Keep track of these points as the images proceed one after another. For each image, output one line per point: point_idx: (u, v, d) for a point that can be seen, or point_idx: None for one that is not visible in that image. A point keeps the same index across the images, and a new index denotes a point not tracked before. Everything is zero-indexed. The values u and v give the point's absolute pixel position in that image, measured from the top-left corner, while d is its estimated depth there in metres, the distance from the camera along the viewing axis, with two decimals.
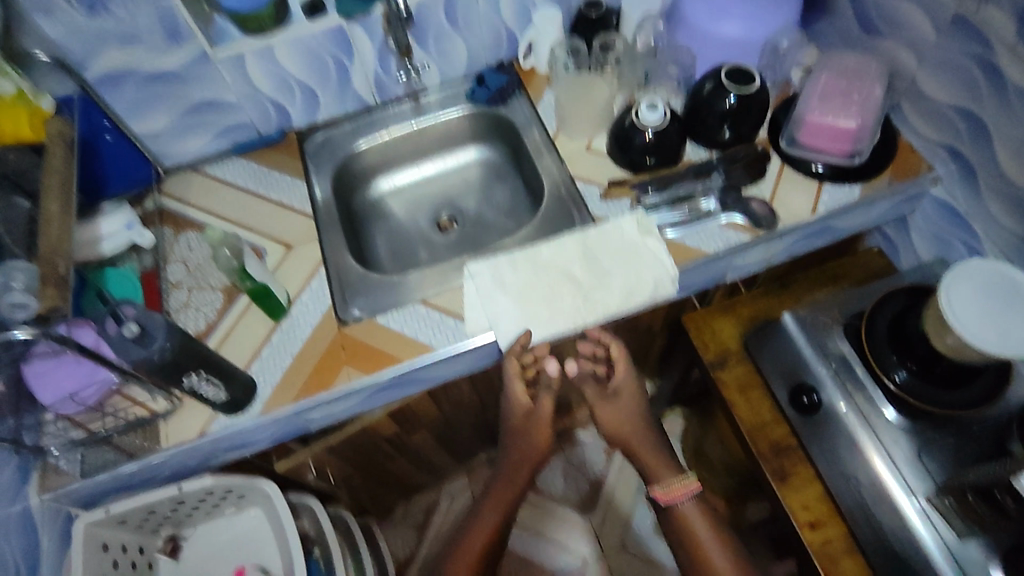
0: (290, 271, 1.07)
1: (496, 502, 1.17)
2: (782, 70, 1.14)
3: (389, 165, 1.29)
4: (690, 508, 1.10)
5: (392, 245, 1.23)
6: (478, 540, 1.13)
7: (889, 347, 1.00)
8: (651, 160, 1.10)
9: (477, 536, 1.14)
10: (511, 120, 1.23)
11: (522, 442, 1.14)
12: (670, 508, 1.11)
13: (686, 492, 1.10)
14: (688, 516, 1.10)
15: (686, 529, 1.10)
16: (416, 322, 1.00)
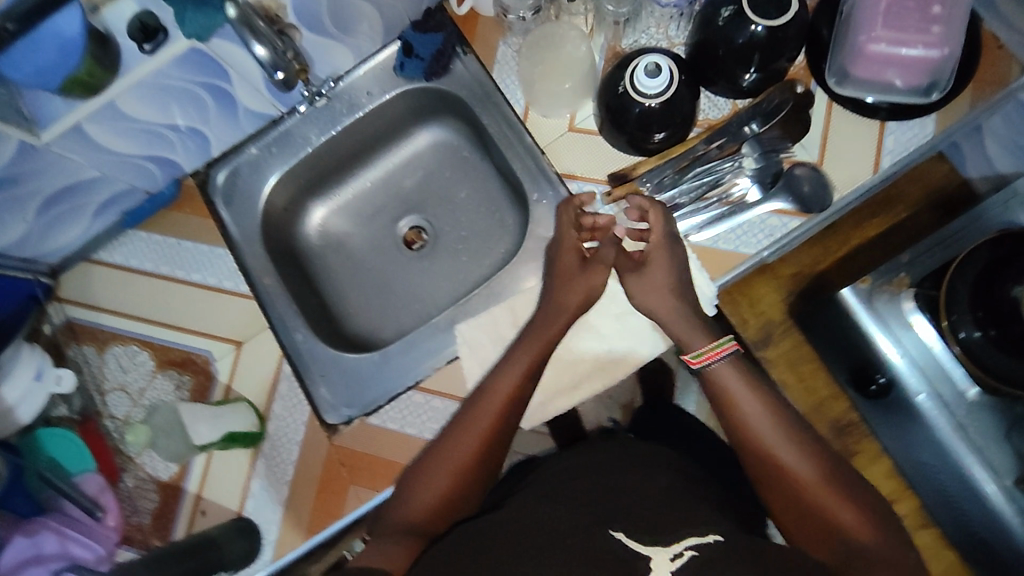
0: (250, 377, 0.89)
1: (524, 358, 0.76)
2: None
3: (323, 180, 1.02)
4: (735, 372, 0.71)
5: (359, 285, 1.01)
6: (497, 411, 0.72)
7: (976, 322, 0.83)
8: (661, 135, 0.82)
9: (485, 430, 0.71)
10: (461, 95, 0.93)
11: (552, 308, 0.79)
12: (706, 377, 0.73)
13: (726, 357, 0.72)
14: (728, 380, 0.71)
15: (732, 409, 0.70)
16: (419, 416, 0.83)
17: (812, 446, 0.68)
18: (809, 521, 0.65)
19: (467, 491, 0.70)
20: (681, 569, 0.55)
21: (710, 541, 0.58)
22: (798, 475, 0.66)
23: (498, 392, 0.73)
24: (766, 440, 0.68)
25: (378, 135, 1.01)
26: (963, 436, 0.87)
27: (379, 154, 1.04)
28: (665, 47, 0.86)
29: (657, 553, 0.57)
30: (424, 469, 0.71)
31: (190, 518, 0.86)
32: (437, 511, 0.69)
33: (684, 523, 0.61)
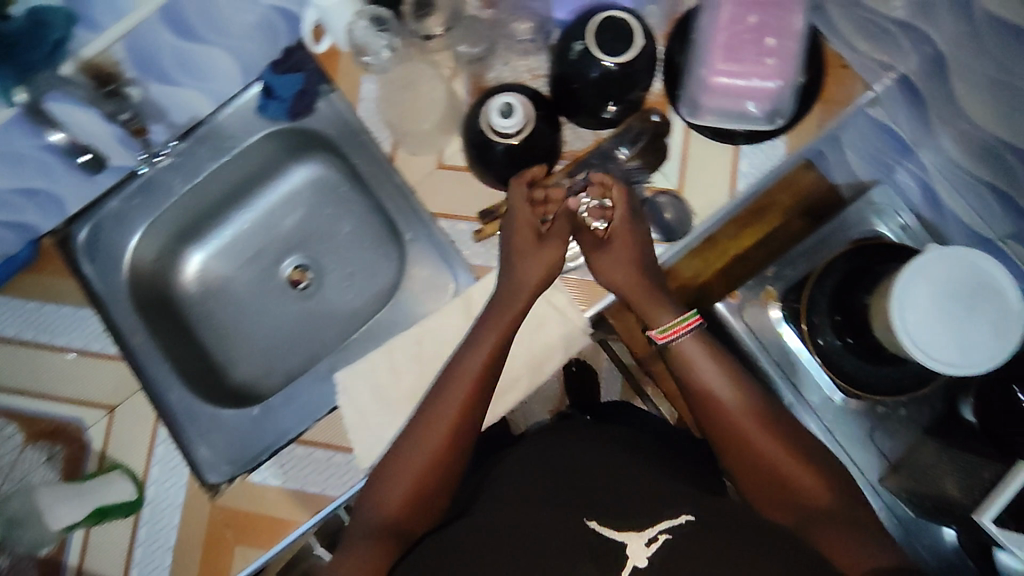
0: (126, 443, 0.86)
1: (489, 338, 0.75)
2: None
3: (198, 226, 0.98)
4: (701, 346, 0.74)
5: (244, 332, 0.99)
6: (462, 399, 0.72)
7: (836, 330, 0.87)
8: (527, 170, 0.83)
9: (454, 413, 0.71)
10: (329, 134, 0.91)
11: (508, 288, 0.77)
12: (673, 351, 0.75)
13: (690, 330, 0.74)
14: (694, 353, 0.74)
15: (696, 385, 0.73)
16: (301, 470, 0.82)
17: (774, 417, 0.71)
18: (766, 488, 0.69)
19: (437, 482, 0.70)
20: (656, 553, 0.59)
21: (681, 522, 0.62)
22: (758, 447, 0.69)
23: (463, 377, 0.73)
24: (728, 414, 0.71)
25: (252, 174, 0.98)
26: (828, 436, 0.91)
27: (257, 193, 1.00)
28: (526, 78, 0.85)
29: (632, 539, 0.61)
30: (393, 465, 0.70)
31: None
32: (410, 505, 0.69)
33: (656, 506, 0.64)
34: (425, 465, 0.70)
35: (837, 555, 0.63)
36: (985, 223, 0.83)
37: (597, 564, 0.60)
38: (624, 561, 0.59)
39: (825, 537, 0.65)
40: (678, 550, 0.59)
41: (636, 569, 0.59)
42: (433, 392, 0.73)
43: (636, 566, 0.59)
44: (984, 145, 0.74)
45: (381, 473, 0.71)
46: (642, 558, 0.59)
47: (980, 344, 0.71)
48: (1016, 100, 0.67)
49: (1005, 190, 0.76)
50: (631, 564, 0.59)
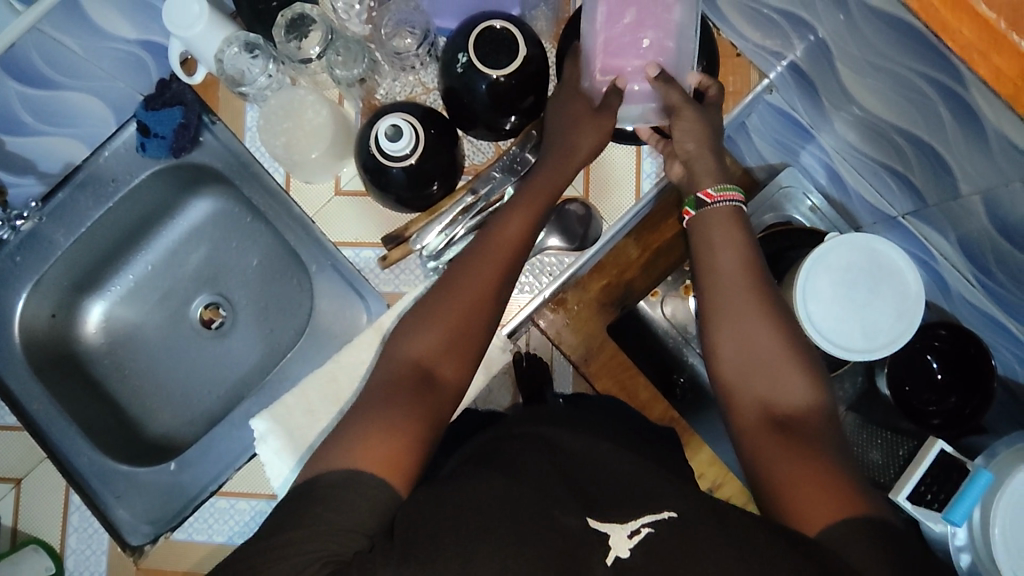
0: (37, 517, 0.83)
1: (525, 211, 0.72)
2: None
3: (94, 276, 0.93)
4: (734, 222, 0.69)
5: (161, 381, 0.95)
6: (490, 275, 0.67)
7: None
8: (436, 185, 0.78)
9: (495, 268, 0.68)
10: (220, 168, 0.86)
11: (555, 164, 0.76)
12: (697, 223, 0.70)
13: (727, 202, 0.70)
14: (722, 228, 0.69)
15: (713, 259, 0.68)
16: (225, 522, 0.82)
17: (774, 316, 0.65)
18: (752, 389, 0.63)
19: (469, 347, 0.65)
20: (641, 546, 0.48)
21: (664, 517, 0.50)
22: (755, 330, 0.64)
23: (498, 242, 0.69)
24: (733, 288, 0.66)
25: (145, 215, 0.92)
26: None
27: (155, 232, 0.95)
28: (419, 92, 0.83)
29: (614, 531, 0.50)
30: (431, 308, 0.66)
31: None
32: (444, 349, 0.64)
33: (643, 499, 0.54)
34: (451, 322, 0.65)
35: (813, 506, 0.53)
36: (885, 200, 0.84)
37: (586, 550, 0.48)
38: (603, 553, 0.48)
39: (800, 484, 0.55)
40: (666, 539, 0.48)
41: (619, 559, 0.48)
42: (461, 259, 0.69)
43: (618, 558, 0.48)
44: (874, 127, 0.75)
45: (411, 324, 0.66)
46: (625, 549, 0.48)
47: (884, 327, 0.71)
48: (895, 83, 0.67)
49: (900, 169, 0.77)
50: (611, 554, 0.48)
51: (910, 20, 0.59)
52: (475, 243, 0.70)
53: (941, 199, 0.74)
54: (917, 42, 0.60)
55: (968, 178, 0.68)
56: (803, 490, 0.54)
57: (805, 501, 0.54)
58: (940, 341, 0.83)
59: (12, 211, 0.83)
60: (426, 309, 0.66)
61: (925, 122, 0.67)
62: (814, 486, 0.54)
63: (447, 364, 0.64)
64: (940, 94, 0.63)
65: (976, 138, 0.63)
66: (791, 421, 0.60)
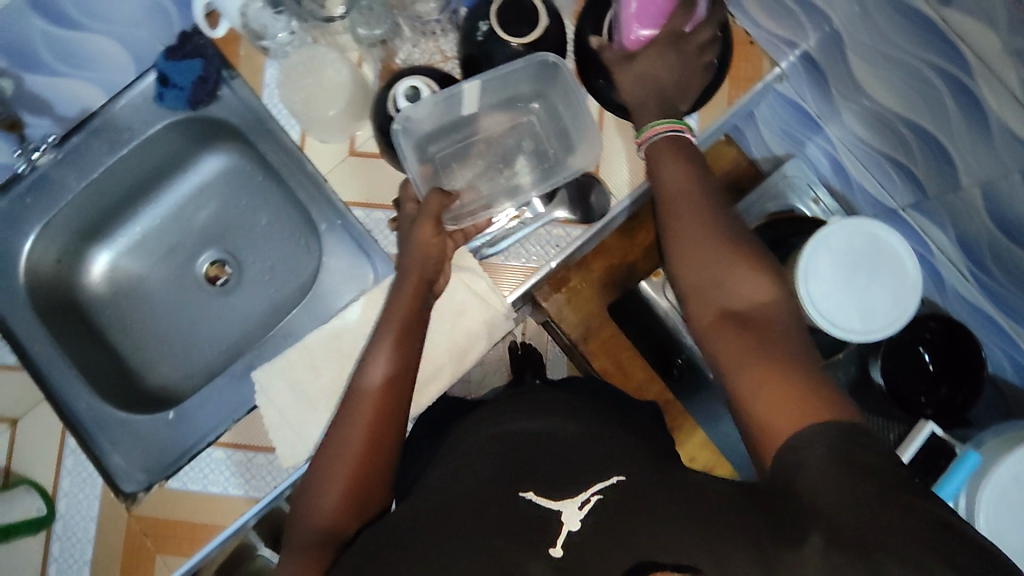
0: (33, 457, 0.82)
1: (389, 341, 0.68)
2: None
3: (100, 225, 0.93)
4: (674, 152, 0.67)
5: (163, 334, 0.95)
6: (372, 411, 0.64)
7: None
8: None
9: (374, 414, 0.64)
10: (234, 123, 0.87)
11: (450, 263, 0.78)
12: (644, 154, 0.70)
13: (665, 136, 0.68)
14: (665, 161, 0.67)
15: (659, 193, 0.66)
16: (221, 474, 0.80)
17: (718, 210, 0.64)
18: (698, 284, 0.62)
19: (373, 482, 0.63)
20: (590, 516, 0.51)
21: (613, 484, 0.55)
22: (696, 236, 0.63)
23: (367, 392, 0.65)
24: (679, 212, 0.64)
25: (155, 168, 0.93)
26: None
27: (165, 186, 0.96)
28: (437, 60, 0.84)
29: (565, 506, 0.53)
30: (324, 467, 0.62)
31: None
32: (348, 510, 0.61)
33: (593, 476, 0.56)
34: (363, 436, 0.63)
35: (774, 412, 0.52)
36: (887, 193, 0.86)
37: (537, 534, 0.51)
38: (558, 528, 0.51)
39: (760, 384, 0.54)
40: (609, 514, 0.52)
41: (569, 534, 0.51)
42: (337, 415, 0.65)
43: (569, 531, 0.51)
44: (880, 117, 0.77)
45: (314, 476, 0.63)
46: (575, 522, 0.51)
47: (881, 311, 0.73)
48: (906, 74, 0.69)
49: (903, 161, 0.79)
50: (563, 531, 0.51)
51: (924, 7, 0.61)
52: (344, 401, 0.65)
53: (942, 192, 0.76)
54: (928, 29, 0.62)
55: (969, 169, 0.70)
56: (772, 412, 0.52)
57: (771, 414, 0.52)
58: (931, 333, 0.86)
59: (29, 144, 0.83)
60: (319, 466, 0.63)
61: (932, 112, 0.69)
62: (775, 394, 0.53)
63: (355, 512, 0.61)
64: (949, 83, 0.65)
65: (980, 130, 0.65)
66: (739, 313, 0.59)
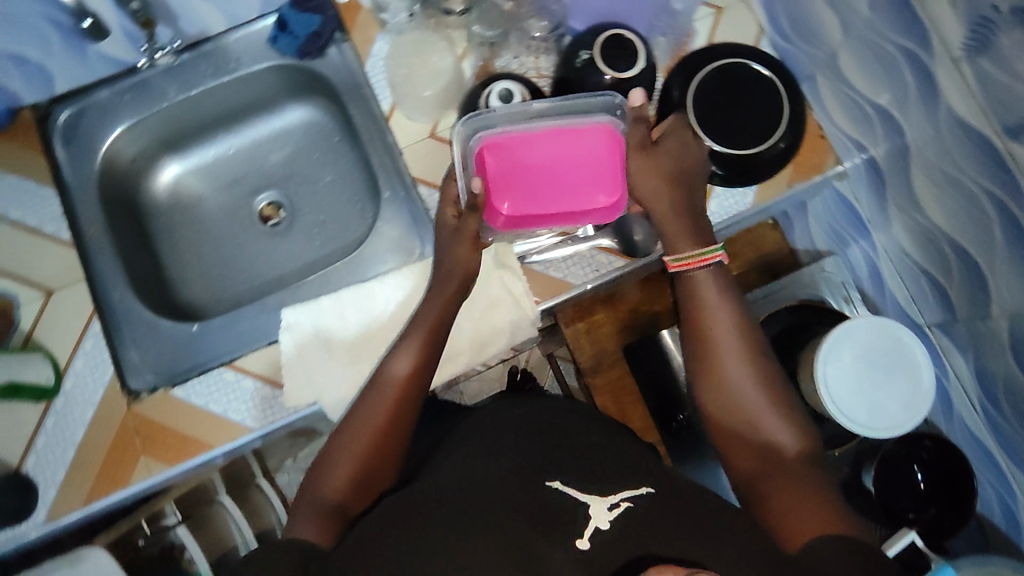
0: (55, 330, 0.84)
1: (413, 343, 0.75)
2: (672, 30, 0.92)
3: (182, 139, 0.99)
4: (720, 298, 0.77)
5: (207, 256, 0.99)
6: (391, 401, 0.72)
7: None
8: None
9: (391, 403, 0.73)
10: (332, 82, 0.94)
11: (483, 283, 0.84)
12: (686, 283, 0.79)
13: (708, 266, 0.78)
14: (713, 305, 0.77)
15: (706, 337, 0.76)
16: (226, 395, 0.82)
17: (746, 329, 0.76)
18: (735, 433, 0.73)
19: (382, 468, 0.71)
20: (618, 519, 0.57)
21: (643, 493, 0.61)
22: (726, 361, 0.75)
23: (391, 384, 0.73)
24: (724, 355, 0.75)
25: (246, 102, 0.99)
26: None
27: (249, 121, 1.01)
28: (532, 75, 0.90)
29: (595, 503, 0.59)
30: (342, 441, 0.71)
31: None
32: (358, 484, 0.69)
33: (618, 481, 0.63)
34: (384, 415, 0.72)
35: (796, 521, 0.63)
36: (917, 309, 0.90)
37: (561, 530, 0.57)
38: (584, 519, 0.58)
39: (786, 500, 0.65)
40: (637, 516, 0.57)
41: (596, 529, 0.57)
42: (360, 397, 0.74)
43: (595, 526, 0.57)
44: (927, 234, 0.82)
45: (328, 453, 0.71)
46: (604, 521, 0.57)
47: (890, 412, 0.75)
48: (961, 197, 0.74)
49: (940, 280, 0.83)
50: (591, 525, 0.57)
51: (994, 136, 0.66)
52: (366, 385, 0.75)
53: (971, 318, 0.80)
54: (992, 158, 0.67)
55: (1003, 302, 0.74)
56: (792, 511, 0.64)
57: (797, 521, 0.62)
58: (927, 452, 0.87)
59: (157, 43, 0.89)
60: (338, 440, 0.71)
61: (978, 238, 0.73)
62: (798, 508, 0.64)
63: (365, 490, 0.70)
64: (1000, 213, 0.69)
65: (1021, 266, 0.69)
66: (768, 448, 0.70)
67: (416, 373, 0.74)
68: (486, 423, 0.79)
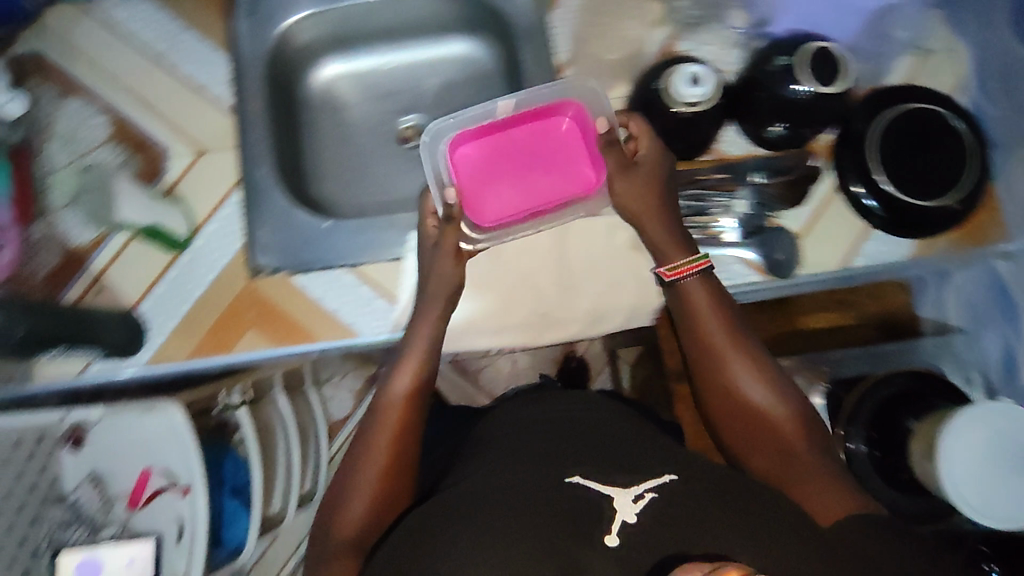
0: (197, 190, 0.87)
1: (409, 365, 0.74)
2: (875, 61, 0.88)
3: (350, 41, 1.00)
4: (706, 290, 0.75)
5: (343, 160, 1.00)
6: (394, 429, 0.71)
7: (866, 417, 0.88)
8: (674, 144, 0.83)
9: (392, 430, 0.71)
10: (508, 21, 0.89)
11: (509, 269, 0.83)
12: (678, 292, 0.76)
13: (696, 274, 0.75)
14: (704, 306, 0.74)
15: (711, 347, 0.73)
16: (342, 293, 0.84)
17: (745, 336, 0.74)
18: (744, 427, 0.72)
19: (398, 487, 0.69)
20: (644, 512, 0.59)
21: (665, 482, 0.62)
22: (730, 367, 0.73)
23: (392, 404, 0.72)
24: (728, 352, 0.73)
25: (421, 22, 0.99)
26: None
27: (416, 41, 1.02)
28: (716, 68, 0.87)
29: (619, 495, 0.61)
30: (349, 482, 0.69)
31: (81, 292, 0.83)
32: (372, 522, 0.67)
33: (641, 467, 0.64)
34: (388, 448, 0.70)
35: (823, 504, 0.64)
36: None
37: (584, 529, 0.58)
38: (611, 517, 0.59)
39: (811, 487, 0.66)
40: (665, 508, 0.59)
41: (623, 524, 0.58)
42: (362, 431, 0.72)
43: (623, 520, 0.59)
44: None
45: (338, 492, 0.69)
46: (630, 514, 0.59)
47: (1010, 506, 0.72)
48: None
49: None
50: (619, 519, 0.59)
51: None
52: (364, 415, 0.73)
53: None
54: None
55: None
56: (819, 498, 0.65)
57: (818, 504, 0.65)
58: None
59: None
60: (355, 460, 0.70)
61: None
62: (822, 495, 0.65)
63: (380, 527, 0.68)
64: None
65: None
66: (783, 445, 0.70)
67: (419, 372, 0.74)
68: (494, 431, 0.78)
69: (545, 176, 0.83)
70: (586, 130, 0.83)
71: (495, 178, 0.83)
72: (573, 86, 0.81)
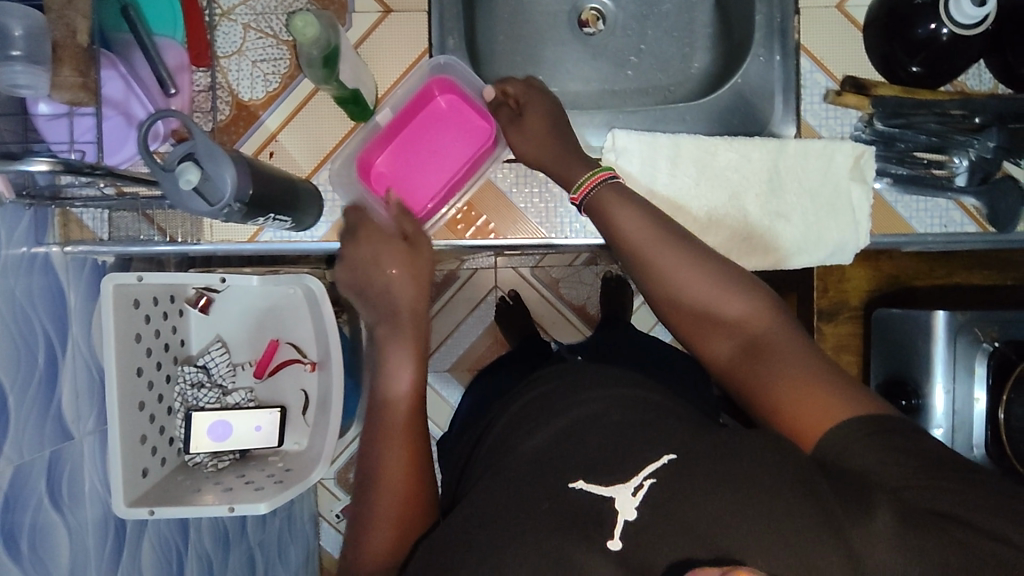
0: (383, 54, 0.79)
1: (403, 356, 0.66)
2: None
3: None
4: (616, 197, 0.66)
5: (520, 40, 0.90)
6: (403, 446, 0.62)
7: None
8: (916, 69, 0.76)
9: (404, 451, 0.61)
10: None
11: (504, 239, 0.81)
12: (593, 204, 0.67)
13: (605, 183, 0.67)
14: (627, 219, 0.64)
15: (655, 280, 0.62)
16: (531, 189, 0.80)
17: (692, 250, 0.63)
18: (700, 335, 0.61)
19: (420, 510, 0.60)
20: (648, 501, 0.46)
21: (664, 463, 0.48)
22: (670, 279, 0.61)
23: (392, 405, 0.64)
24: (655, 261, 0.62)
25: None
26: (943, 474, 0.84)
27: None
28: None
29: (620, 491, 0.48)
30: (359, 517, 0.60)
31: (254, 149, 0.78)
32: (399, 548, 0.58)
33: (642, 443, 0.51)
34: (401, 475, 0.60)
35: (815, 412, 0.51)
36: None
37: (588, 533, 0.46)
38: (614, 520, 0.47)
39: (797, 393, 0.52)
40: (668, 494, 0.46)
41: (627, 523, 0.46)
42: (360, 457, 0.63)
43: (625, 521, 0.46)
44: None
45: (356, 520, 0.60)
46: (632, 511, 0.46)
47: None
48: None
49: None
50: (621, 521, 0.46)
51: None
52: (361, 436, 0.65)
53: None
54: None
55: None
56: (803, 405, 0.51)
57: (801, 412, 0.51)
58: None
59: None
60: (362, 497, 0.60)
61: None
62: (809, 399, 0.51)
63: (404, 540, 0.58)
64: None
65: None
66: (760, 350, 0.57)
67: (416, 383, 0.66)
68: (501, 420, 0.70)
69: (453, 148, 0.81)
70: (468, 99, 0.81)
71: (415, 172, 0.81)
72: (439, 63, 0.78)
